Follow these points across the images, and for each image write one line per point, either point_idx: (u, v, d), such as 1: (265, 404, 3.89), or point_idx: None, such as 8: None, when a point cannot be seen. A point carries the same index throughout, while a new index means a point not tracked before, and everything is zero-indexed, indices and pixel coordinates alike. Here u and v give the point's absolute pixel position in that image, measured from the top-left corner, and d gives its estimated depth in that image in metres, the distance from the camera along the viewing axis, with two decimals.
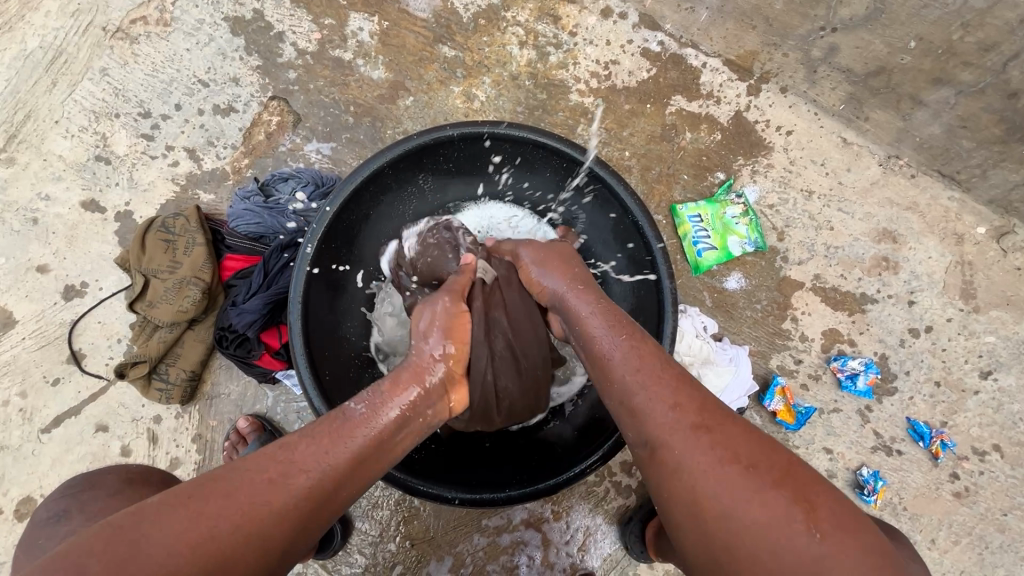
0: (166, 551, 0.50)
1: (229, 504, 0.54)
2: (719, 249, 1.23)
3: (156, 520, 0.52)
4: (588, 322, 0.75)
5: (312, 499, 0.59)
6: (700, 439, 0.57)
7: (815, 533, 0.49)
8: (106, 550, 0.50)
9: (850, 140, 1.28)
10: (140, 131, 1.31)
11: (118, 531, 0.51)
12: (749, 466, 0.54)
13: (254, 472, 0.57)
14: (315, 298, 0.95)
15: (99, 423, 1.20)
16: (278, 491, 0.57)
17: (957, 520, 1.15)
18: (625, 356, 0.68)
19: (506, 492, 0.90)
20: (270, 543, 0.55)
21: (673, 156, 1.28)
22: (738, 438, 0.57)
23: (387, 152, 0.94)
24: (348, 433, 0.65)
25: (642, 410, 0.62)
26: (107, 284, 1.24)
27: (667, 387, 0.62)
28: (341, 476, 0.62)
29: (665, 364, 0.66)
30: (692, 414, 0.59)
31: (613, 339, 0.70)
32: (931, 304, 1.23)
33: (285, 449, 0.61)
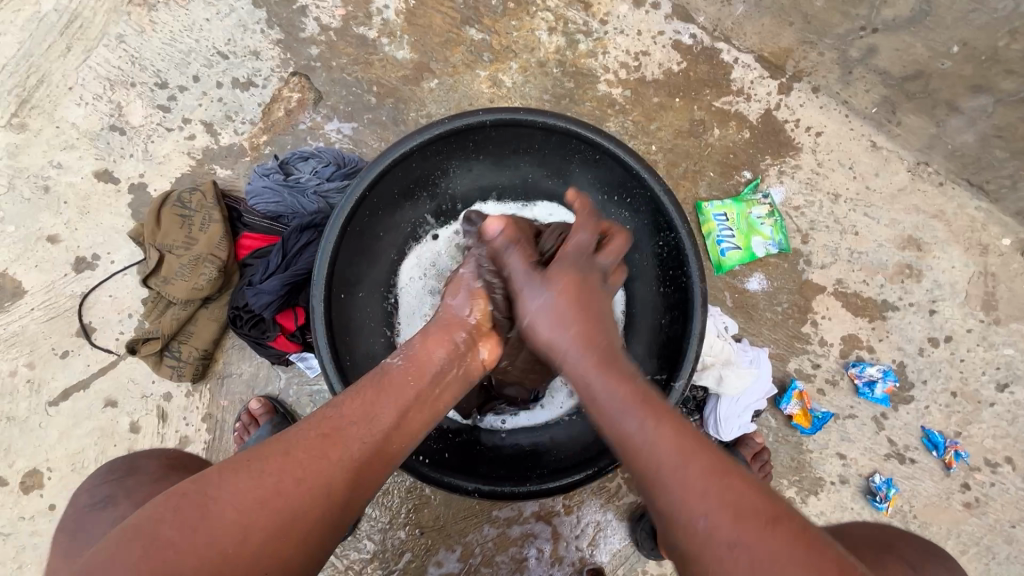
0: (237, 513, 0.55)
1: (287, 463, 0.58)
2: (743, 249, 1.22)
3: (219, 486, 0.56)
4: (600, 404, 0.65)
5: (368, 449, 0.62)
6: (741, 559, 0.52)
7: None
8: (174, 519, 0.54)
9: (880, 144, 1.26)
10: (156, 101, 1.28)
11: (181, 502, 0.56)
12: None
13: (308, 432, 0.61)
14: (337, 282, 0.93)
15: (108, 398, 1.18)
16: (331, 447, 0.60)
17: (966, 530, 1.16)
18: (647, 449, 0.60)
19: (527, 486, 0.88)
20: (325, 497, 0.58)
21: (700, 153, 1.26)
22: (790, 557, 0.52)
23: (417, 135, 0.91)
24: (392, 385, 0.68)
25: (672, 522, 0.57)
26: (119, 257, 1.22)
27: (698, 492, 0.56)
28: (393, 421, 0.66)
29: (693, 454, 0.59)
30: (729, 528, 0.54)
31: (629, 419, 0.62)
32: (952, 313, 1.22)
33: (333, 407, 0.65)
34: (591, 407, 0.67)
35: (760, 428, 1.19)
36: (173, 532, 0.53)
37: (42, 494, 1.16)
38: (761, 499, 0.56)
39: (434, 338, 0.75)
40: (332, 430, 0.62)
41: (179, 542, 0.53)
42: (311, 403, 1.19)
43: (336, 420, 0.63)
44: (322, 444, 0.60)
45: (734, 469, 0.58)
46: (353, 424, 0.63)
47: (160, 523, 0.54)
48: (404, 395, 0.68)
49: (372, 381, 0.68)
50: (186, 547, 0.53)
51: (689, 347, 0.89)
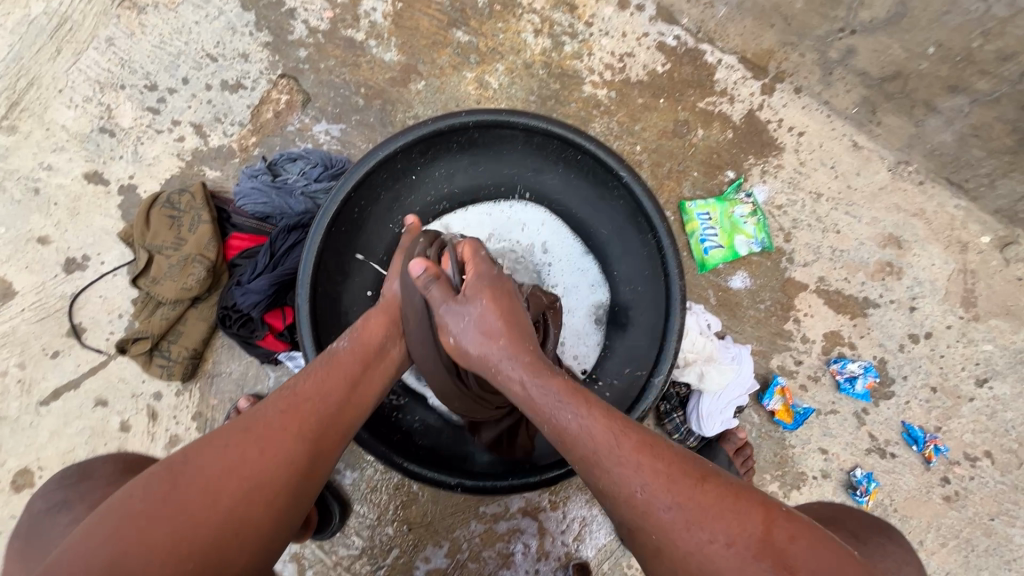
0: (206, 484, 0.60)
1: (250, 436, 0.65)
2: (726, 248, 1.24)
3: (186, 460, 0.62)
4: (535, 399, 0.70)
5: (322, 422, 0.70)
6: (674, 518, 0.58)
7: None
8: (147, 493, 0.59)
9: (861, 144, 1.28)
10: (146, 103, 1.29)
11: (151, 480, 0.61)
12: (729, 544, 0.56)
13: (266, 409, 0.68)
14: (322, 281, 0.94)
15: (99, 398, 1.19)
16: (289, 419, 0.68)
17: (945, 523, 1.18)
18: (579, 435, 0.64)
19: (507, 480, 0.90)
20: (284, 468, 0.65)
21: (685, 152, 1.27)
22: (706, 506, 0.58)
23: (401, 136, 0.93)
24: (339, 364, 0.77)
25: (612, 489, 0.61)
26: (109, 258, 1.23)
27: (630, 463, 0.61)
28: (342, 398, 0.74)
29: (624, 431, 0.64)
30: (665, 491, 0.59)
31: (564, 411, 0.67)
32: (932, 310, 1.24)
33: (289, 387, 0.72)
34: (525, 402, 0.71)
35: (743, 424, 1.20)
36: (147, 503, 0.58)
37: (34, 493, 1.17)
38: (686, 462, 0.62)
39: (376, 324, 0.84)
40: (288, 406, 0.69)
41: (150, 510, 0.58)
42: None
43: (291, 396, 0.71)
44: (282, 418, 0.68)
45: (657, 443, 0.63)
46: (308, 400, 0.71)
47: (131, 499, 0.59)
48: (348, 376, 0.76)
49: (321, 363, 0.77)
50: (157, 513, 0.58)
51: (668, 344, 0.91)
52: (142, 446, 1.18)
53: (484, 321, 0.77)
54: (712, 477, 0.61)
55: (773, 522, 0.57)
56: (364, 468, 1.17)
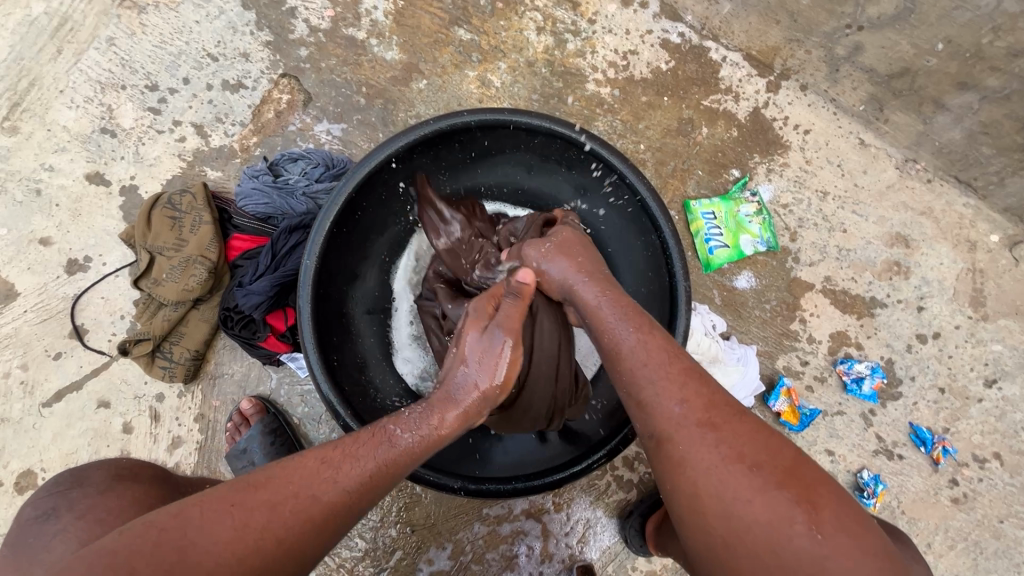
0: (212, 560, 0.54)
1: (266, 513, 0.57)
2: (731, 247, 1.23)
3: (201, 529, 0.55)
4: (601, 311, 0.74)
5: (345, 514, 0.61)
6: (707, 438, 0.60)
7: (814, 531, 0.53)
8: (156, 556, 0.53)
9: (868, 141, 1.26)
10: (147, 104, 1.28)
11: (163, 539, 0.54)
12: (752, 467, 0.57)
13: (294, 484, 0.60)
14: (324, 283, 0.94)
15: (101, 399, 1.19)
16: (311, 503, 0.60)
17: (954, 526, 1.16)
18: (636, 348, 0.67)
19: (512, 484, 0.89)
20: (291, 556, 0.58)
21: (689, 151, 1.26)
22: (742, 437, 0.59)
23: (403, 137, 0.92)
24: (384, 454, 0.65)
25: (650, 401, 0.64)
26: (111, 259, 1.23)
27: (677, 383, 0.64)
28: (374, 490, 0.64)
29: (677, 357, 0.67)
30: (700, 412, 0.61)
31: (623, 327, 0.70)
32: (940, 310, 1.22)
33: (326, 464, 0.63)
34: (592, 313, 0.75)
35: None
36: (150, 570, 0.52)
37: None
38: (730, 400, 0.64)
39: (446, 404, 0.70)
40: (316, 491, 0.60)
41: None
42: (303, 402, 1.20)
43: (323, 479, 0.61)
44: (303, 505, 0.59)
45: (706, 376, 0.66)
46: (339, 487, 0.61)
47: (140, 558, 0.53)
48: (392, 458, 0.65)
49: (368, 439, 0.66)
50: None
51: (674, 346, 0.90)
52: (144, 447, 1.18)
53: (552, 255, 0.83)
54: (749, 416, 0.62)
55: (805, 470, 0.58)
56: None
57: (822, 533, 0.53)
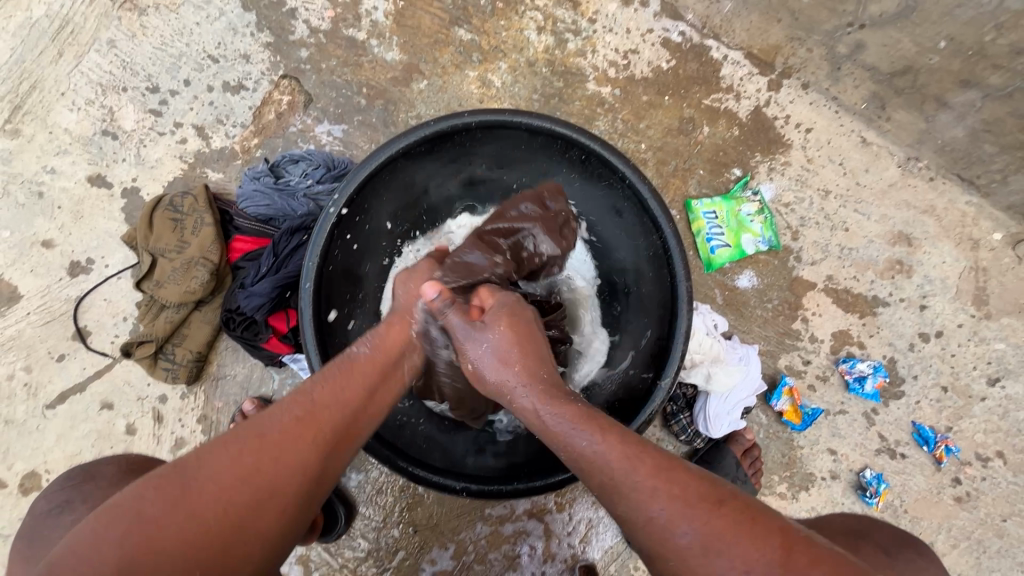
0: (219, 495, 0.54)
1: (265, 443, 0.58)
2: (733, 246, 1.23)
3: (200, 465, 0.56)
4: (549, 424, 0.65)
5: (340, 427, 0.63)
6: (693, 543, 0.54)
7: None
8: (156, 498, 0.53)
9: (870, 140, 1.26)
10: (148, 106, 1.28)
11: (160, 484, 0.54)
12: (749, 573, 0.51)
13: (282, 414, 0.61)
14: (325, 284, 0.94)
15: (104, 401, 1.20)
16: (310, 425, 0.61)
17: (957, 524, 1.16)
18: (595, 459, 0.60)
19: (514, 484, 0.89)
20: (302, 479, 0.59)
21: (690, 150, 1.26)
22: (728, 538, 0.53)
23: (403, 138, 0.92)
24: (357, 371, 0.68)
25: (627, 515, 0.57)
26: (114, 261, 1.23)
27: (645, 487, 0.57)
28: (359, 405, 0.66)
29: (641, 454, 0.60)
30: (682, 517, 0.55)
31: (578, 437, 0.62)
32: (943, 309, 1.22)
33: (304, 391, 0.64)
34: (540, 429, 0.66)
35: (750, 425, 1.19)
36: (152, 510, 0.52)
37: None
38: (706, 484, 0.57)
39: (395, 328, 0.75)
40: (305, 412, 0.62)
41: (160, 518, 0.52)
42: None
43: (308, 401, 0.63)
44: (298, 426, 0.60)
45: (678, 464, 0.59)
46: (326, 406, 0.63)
47: (140, 502, 0.53)
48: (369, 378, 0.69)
49: (338, 366, 0.68)
50: (166, 523, 0.52)
51: (676, 345, 0.90)
52: (147, 448, 1.18)
53: (494, 359, 0.72)
54: (729, 501, 0.56)
55: (800, 552, 0.51)
56: (369, 470, 1.17)
57: None
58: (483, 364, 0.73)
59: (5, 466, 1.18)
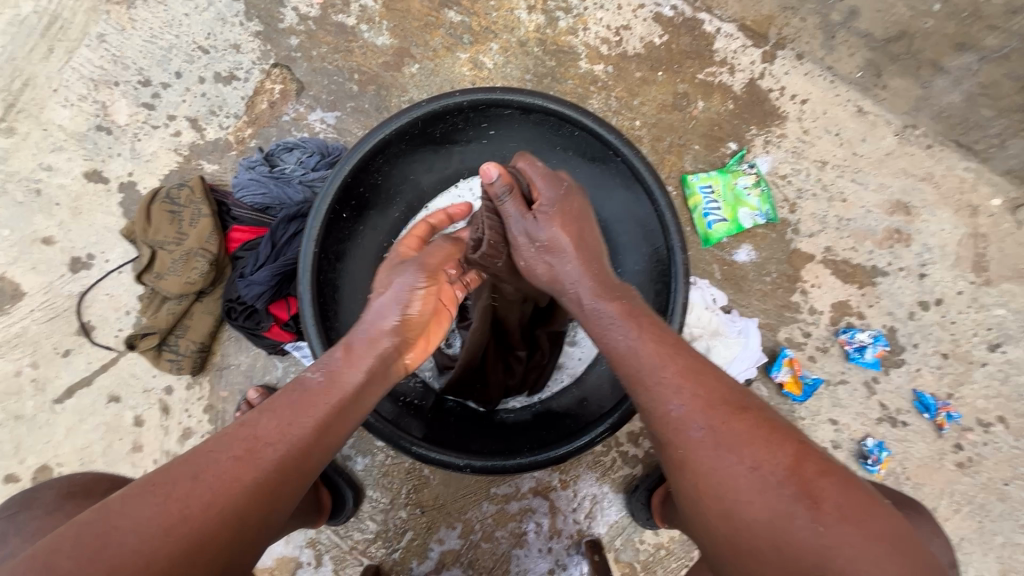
0: (141, 540, 0.52)
1: (200, 484, 0.56)
2: (730, 221, 1.22)
3: (122, 512, 0.54)
4: (593, 315, 0.73)
5: (285, 468, 0.61)
6: (704, 439, 0.60)
7: (816, 522, 0.52)
8: (72, 549, 0.51)
9: (866, 109, 1.25)
10: (141, 99, 1.28)
11: (80, 532, 0.52)
12: (754, 467, 0.56)
13: (220, 453, 0.59)
14: (323, 268, 0.94)
15: (111, 394, 1.21)
16: (245, 468, 0.59)
17: (959, 489, 1.17)
18: (628, 353, 0.68)
19: (517, 459, 0.88)
20: (240, 521, 0.57)
21: (685, 126, 1.25)
22: (740, 432, 0.59)
23: (396, 119, 0.92)
24: (307, 402, 0.65)
25: (650, 403, 0.65)
26: (114, 256, 1.24)
27: (670, 383, 0.64)
28: (305, 443, 0.63)
29: (672, 355, 0.66)
30: (700, 413, 0.61)
31: (618, 331, 0.70)
32: (942, 277, 1.22)
33: (249, 424, 0.62)
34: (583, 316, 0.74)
35: None
36: (70, 564, 0.50)
37: None
38: (732, 393, 0.63)
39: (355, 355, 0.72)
40: (245, 452, 0.60)
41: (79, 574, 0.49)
42: None
43: (251, 439, 0.61)
44: (236, 468, 0.58)
45: (705, 370, 0.65)
46: (268, 445, 0.61)
47: (55, 555, 0.50)
48: (325, 412, 0.66)
49: (289, 395, 0.66)
50: None
51: (672, 317, 0.90)
52: (156, 440, 1.20)
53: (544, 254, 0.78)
54: (751, 412, 0.61)
55: (811, 460, 0.56)
56: (375, 454, 1.18)
57: (824, 525, 0.51)
58: (534, 261, 0.79)
59: (17, 461, 1.20)
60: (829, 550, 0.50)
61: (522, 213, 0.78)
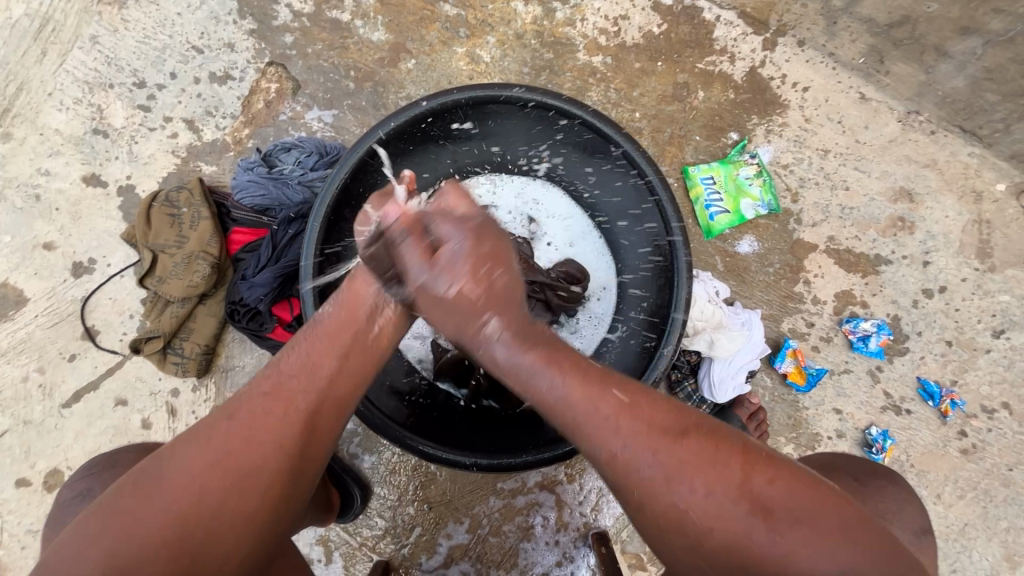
0: (187, 479, 0.57)
1: (232, 427, 0.60)
2: (732, 212, 1.21)
3: (177, 454, 0.59)
4: (518, 364, 0.61)
5: (319, 400, 0.63)
6: (656, 476, 0.55)
7: (771, 530, 0.51)
8: (132, 493, 0.57)
9: (869, 95, 1.24)
10: (136, 101, 1.27)
11: (135, 481, 0.58)
12: (714, 483, 0.54)
13: (250, 393, 0.62)
14: (325, 270, 0.94)
15: (118, 398, 1.22)
16: (275, 402, 0.61)
17: (963, 476, 1.17)
18: (565, 401, 0.59)
19: (524, 456, 0.89)
20: (276, 450, 0.60)
21: (685, 116, 1.24)
22: (689, 455, 0.55)
23: (394, 119, 0.91)
24: (330, 334, 0.67)
25: (586, 435, 0.60)
26: (115, 259, 1.24)
27: (607, 425, 0.57)
28: (332, 371, 0.65)
29: (603, 394, 0.59)
30: (645, 445, 0.56)
31: (542, 375, 0.60)
32: (946, 264, 1.21)
33: (273, 365, 0.65)
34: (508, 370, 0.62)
35: (756, 389, 1.19)
36: (129, 503, 0.56)
37: None
38: (674, 412, 0.59)
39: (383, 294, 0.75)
40: (273, 386, 0.63)
41: (139, 509, 0.56)
42: None
43: (276, 374, 0.64)
44: (266, 402, 0.61)
45: (633, 385, 0.61)
46: (295, 377, 0.63)
47: (117, 498, 0.57)
48: (346, 347, 0.66)
49: (311, 332, 0.68)
50: (146, 519, 0.55)
51: (676, 312, 0.89)
52: (165, 441, 1.21)
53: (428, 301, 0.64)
54: (693, 422, 0.58)
55: (760, 462, 0.55)
56: (382, 451, 1.19)
57: (779, 531, 0.51)
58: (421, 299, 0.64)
59: (28, 465, 1.21)
60: (787, 560, 0.51)
61: (425, 258, 0.64)
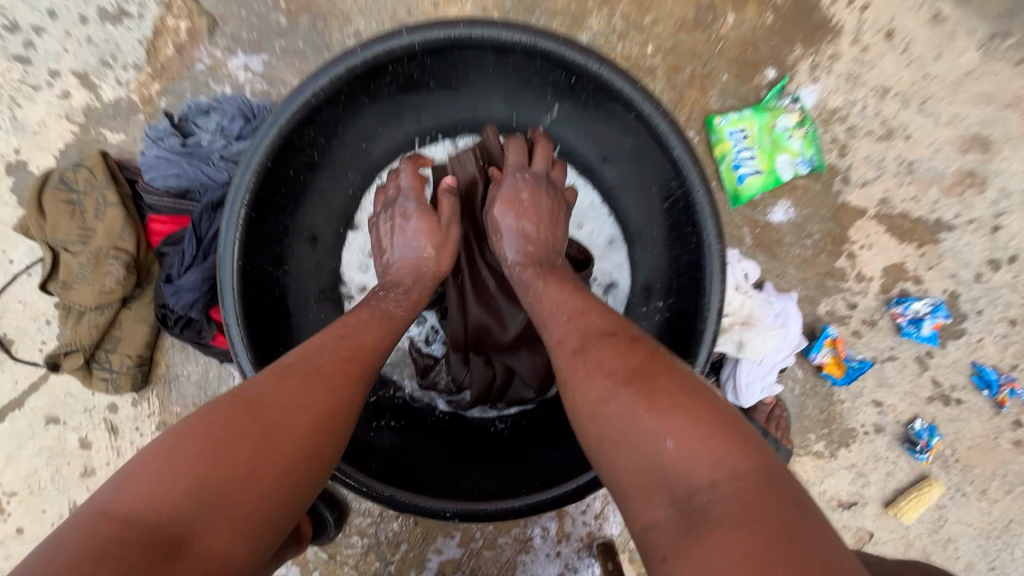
0: (283, 422, 0.50)
1: (313, 380, 0.55)
2: (765, 172, 0.98)
3: (259, 395, 0.51)
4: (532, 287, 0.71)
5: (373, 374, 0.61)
6: (593, 391, 0.54)
7: (649, 412, 0.49)
8: (226, 422, 0.49)
9: (945, 15, 0.98)
10: (10, 51, 1.00)
11: (225, 412, 0.49)
12: (610, 371, 0.54)
13: (321, 357, 0.58)
14: (252, 284, 0.72)
15: (49, 415, 1.05)
16: (349, 369, 0.59)
17: (1014, 470, 1.04)
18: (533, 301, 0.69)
19: (514, 503, 0.72)
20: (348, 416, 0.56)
21: (710, 50, 0.98)
22: (610, 353, 0.56)
23: (324, 76, 0.68)
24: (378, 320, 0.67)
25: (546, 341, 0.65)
26: (19, 255, 1.02)
27: (556, 319, 0.64)
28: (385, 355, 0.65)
29: (563, 293, 0.67)
30: (577, 336, 0.60)
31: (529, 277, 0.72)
32: (1020, 228, 1.01)
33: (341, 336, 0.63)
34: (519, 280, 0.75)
35: (784, 381, 1.04)
36: (224, 432, 0.48)
37: (6, 519, 1.07)
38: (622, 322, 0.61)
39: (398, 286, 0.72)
40: (347, 355, 0.60)
41: (235, 443, 0.47)
42: None
43: (349, 345, 0.62)
44: (340, 368, 0.58)
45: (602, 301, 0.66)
46: (365, 350, 0.62)
47: (209, 424, 0.48)
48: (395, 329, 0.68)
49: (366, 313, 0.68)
50: (237, 459, 0.46)
51: (706, 322, 0.69)
52: (108, 462, 1.06)
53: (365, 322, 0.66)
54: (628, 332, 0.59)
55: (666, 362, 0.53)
56: None
57: (656, 414, 0.48)
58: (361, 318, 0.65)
59: None
60: (664, 448, 0.47)
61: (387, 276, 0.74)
